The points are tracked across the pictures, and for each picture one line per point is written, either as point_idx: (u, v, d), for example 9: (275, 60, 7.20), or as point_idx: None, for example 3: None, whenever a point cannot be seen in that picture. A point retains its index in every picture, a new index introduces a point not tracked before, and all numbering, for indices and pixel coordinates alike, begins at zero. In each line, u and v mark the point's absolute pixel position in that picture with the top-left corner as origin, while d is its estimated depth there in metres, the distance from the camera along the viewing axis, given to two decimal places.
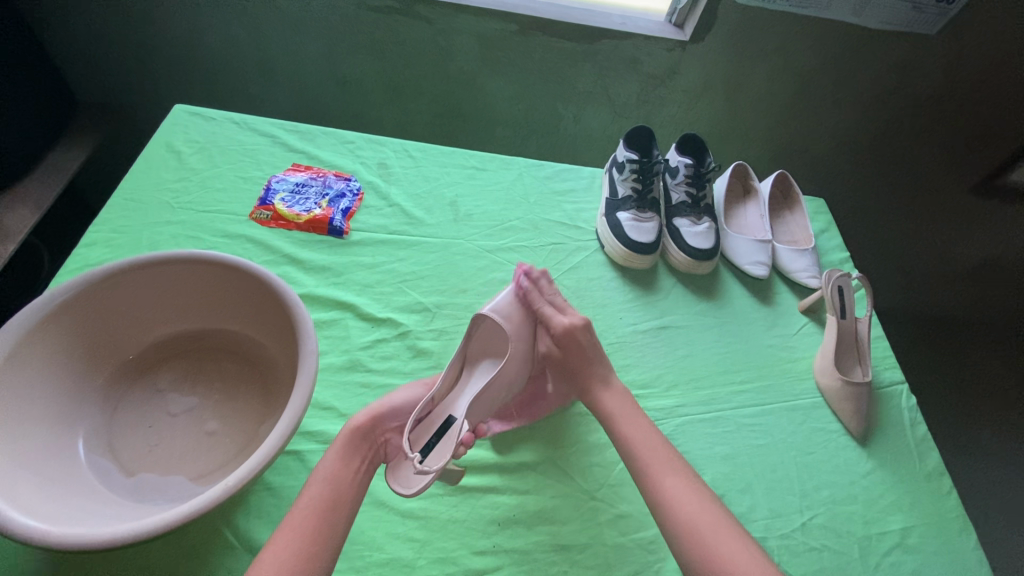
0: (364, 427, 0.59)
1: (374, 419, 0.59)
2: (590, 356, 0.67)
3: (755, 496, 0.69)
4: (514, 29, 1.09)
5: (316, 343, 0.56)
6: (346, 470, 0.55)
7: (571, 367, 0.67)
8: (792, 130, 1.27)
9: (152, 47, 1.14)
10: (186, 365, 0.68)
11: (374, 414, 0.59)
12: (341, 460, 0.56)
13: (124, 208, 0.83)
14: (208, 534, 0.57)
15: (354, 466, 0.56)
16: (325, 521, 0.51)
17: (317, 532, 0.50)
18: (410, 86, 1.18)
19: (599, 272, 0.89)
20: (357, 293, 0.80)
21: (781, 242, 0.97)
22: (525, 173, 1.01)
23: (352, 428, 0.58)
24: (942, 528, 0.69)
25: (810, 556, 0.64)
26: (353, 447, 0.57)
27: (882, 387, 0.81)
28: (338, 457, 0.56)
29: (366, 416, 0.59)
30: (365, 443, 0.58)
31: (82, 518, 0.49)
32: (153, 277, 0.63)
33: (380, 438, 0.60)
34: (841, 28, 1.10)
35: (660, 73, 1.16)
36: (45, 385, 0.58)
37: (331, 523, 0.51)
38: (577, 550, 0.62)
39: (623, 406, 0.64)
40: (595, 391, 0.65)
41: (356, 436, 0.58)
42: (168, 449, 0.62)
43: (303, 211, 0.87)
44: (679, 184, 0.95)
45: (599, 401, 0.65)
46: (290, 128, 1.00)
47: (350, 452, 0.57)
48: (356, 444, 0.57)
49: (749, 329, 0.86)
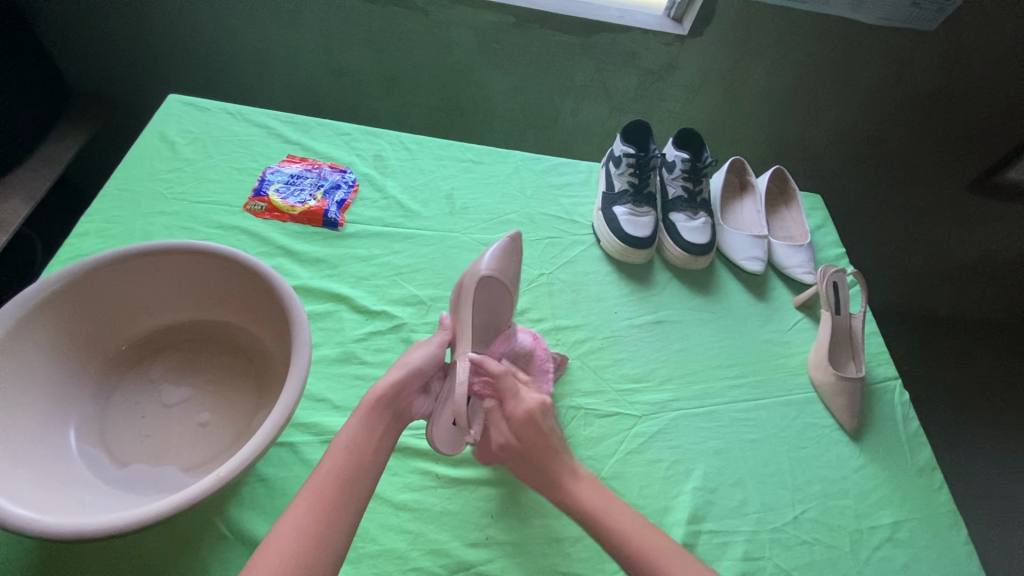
0: (388, 395, 0.57)
1: (398, 386, 0.58)
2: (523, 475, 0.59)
3: (747, 490, 0.69)
4: (511, 21, 1.08)
5: (310, 334, 0.56)
6: (358, 458, 0.53)
7: (535, 470, 0.58)
8: (790, 123, 1.27)
9: (147, 36, 1.13)
10: (179, 357, 0.68)
11: (397, 381, 0.58)
12: (351, 446, 0.53)
13: (117, 198, 0.83)
14: (200, 526, 0.57)
15: (367, 452, 0.54)
16: (331, 513, 0.48)
17: (323, 525, 0.47)
18: (407, 77, 1.18)
19: (595, 266, 0.89)
20: (351, 285, 0.80)
21: (776, 237, 0.96)
22: (522, 166, 1.01)
23: (374, 398, 0.56)
24: (932, 522, 0.69)
25: (800, 550, 0.65)
26: (368, 428, 0.55)
27: (876, 383, 0.81)
28: (345, 444, 0.53)
29: (392, 380, 0.58)
30: (383, 420, 0.56)
31: (72, 508, 0.49)
32: (144, 269, 0.63)
33: (403, 402, 0.58)
34: (840, 23, 1.10)
35: (659, 68, 1.15)
36: (37, 375, 0.57)
37: (339, 514, 0.49)
38: (570, 543, 0.62)
39: (599, 495, 0.57)
40: (567, 485, 0.57)
41: (375, 413, 0.56)
42: (160, 439, 0.61)
43: (298, 202, 0.87)
44: (675, 177, 0.95)
45: (573, 496, 0.57)
46: (285, 119, 0.99)
47: (364, 435, 0.54)
48: (370, 423, 0.55)
49: (745, 323, 0.86)
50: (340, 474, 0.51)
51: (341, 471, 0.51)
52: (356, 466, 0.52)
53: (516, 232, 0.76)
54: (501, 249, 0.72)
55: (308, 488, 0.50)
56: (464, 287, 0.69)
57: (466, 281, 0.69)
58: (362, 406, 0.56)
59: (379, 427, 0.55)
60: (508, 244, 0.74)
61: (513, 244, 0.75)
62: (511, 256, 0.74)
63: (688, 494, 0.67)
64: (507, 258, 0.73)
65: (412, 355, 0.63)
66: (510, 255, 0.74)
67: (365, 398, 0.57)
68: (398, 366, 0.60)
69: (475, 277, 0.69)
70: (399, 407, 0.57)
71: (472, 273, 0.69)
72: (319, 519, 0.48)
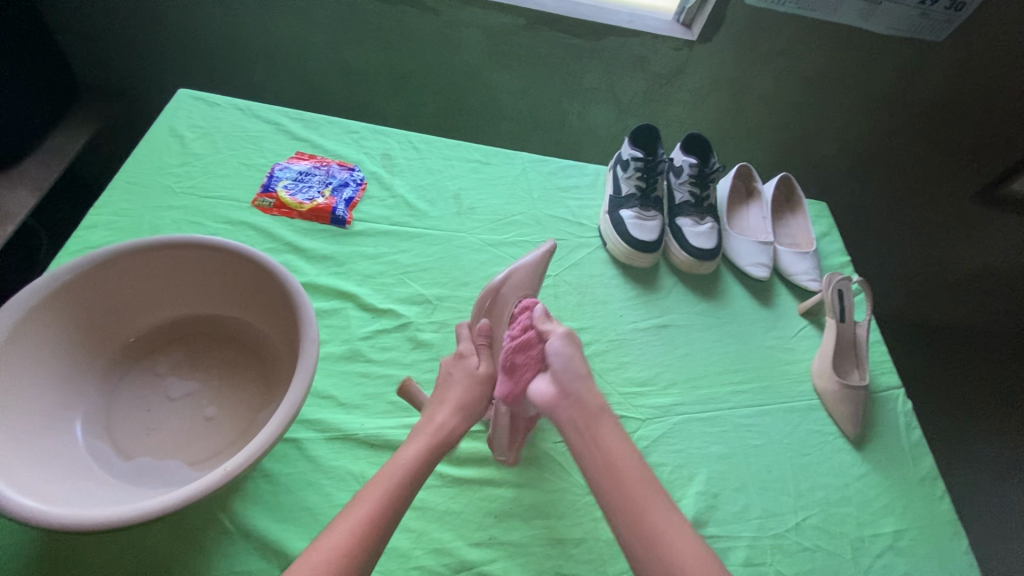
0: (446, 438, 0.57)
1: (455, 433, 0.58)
2: (575, 372, 0.61)
3: (749, 496, 0.69)
4: (522, 23, 1.09)
5: (317, 330, 0.56)
6: (416, 481, 0.53)
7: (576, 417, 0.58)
8: (796, 131, 1.27)
9: (157, 32, 1.13)
10: (186, 350, 0.68)
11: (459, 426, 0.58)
12: (412, 470, 0.53)
13: (126, 191, 0.83)
14: (207, 520, 0.57)
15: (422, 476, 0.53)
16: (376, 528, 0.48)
17: (366, 537, 0.47)
18: (416, 77, 1.18)
19: (601, 269, 0.89)
20: (358, 283, 0.80)
21: (782, 244, 0.97)
22: (530, 168, 1.01)
23: (434, 438, 0.56)
24: (934, 531, 0.69)
25: (802, 556, 0.65)
26: (430, 454, 0.55)
27: (880, 392, 0.82)
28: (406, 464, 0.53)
29: (456, 420, 0.58)
30: (445, 450, 0.56)
31: (75, 499, 0.49)
32: (153, 263, 0.63)
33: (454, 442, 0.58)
34: (849, 33, 1.11)
35: (666, 73, 1.16)
36: (44, 368, 0.57)
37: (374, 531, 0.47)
38: (572, 545, 0.62)
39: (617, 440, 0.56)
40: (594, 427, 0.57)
41: (442, 441, 0.56)
42: (166, 433, 0.61)
43: (306, 199, 0.87)
44: (682, 183, 0.95)
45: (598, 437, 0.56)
46: (294, 115, 1.00)
47: (425, 459, 0.54)
48: (427, 456, 0.55)
49: (750, 329, 0.86)
50: (392, 490, 0.50)
51: (393, 489, 0.50)
52: (410, 485, 0.52)
53: (551, 241, 0.82)
54: (534, 268, 0.77)
55: (358, 501, 0.49)
56: (503, 298, 0.74)
57: (505, 293, 0.74)
58: (424, 439, 0.56)
59: (439, 455, 0.56)
60: (545, 259, 0.79)
61: (542, 256, 0.78)
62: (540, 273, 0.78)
63: (691, 498, 0.68)
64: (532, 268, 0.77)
65: (463, 388, 0.62)
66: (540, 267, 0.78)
67: (425, 427, 0.57)
68: (455, 405, 0.60)
69: (516, 291, 0.74)
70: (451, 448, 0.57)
71: (513, 288, 0.74)
72: (364, 527, 0.47)
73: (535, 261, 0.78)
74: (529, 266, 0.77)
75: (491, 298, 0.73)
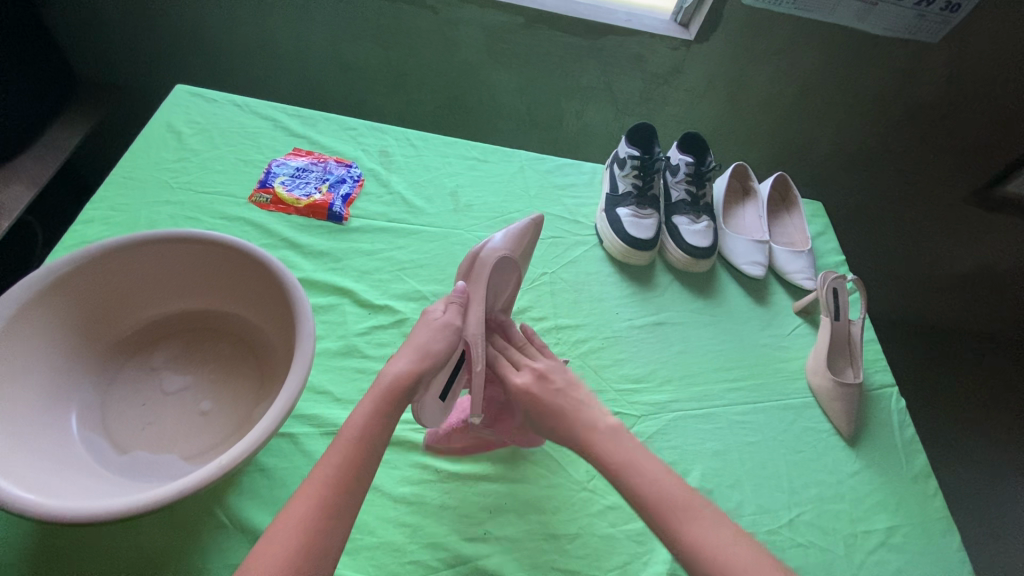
0: (398, 385, 0.55)
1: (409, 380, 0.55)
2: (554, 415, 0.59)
3: (744, 491, 0.69)
4: (520, 22, 1.09)
5: (315, 326, 0.56)
6: (372, 445, 0.51)
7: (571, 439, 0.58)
8: (792, 131, 1.28)
9: (154, 28, 1.13)
10: (183, 344, 0.68)
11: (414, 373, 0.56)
12: (366, 436, 0.51)
13: (122, 187, 0.83)
14: (201, 514, 0.57)
15: (381, 434, 0.52)
16: (342, 495, 0.47)
17: (327, 506, 0.46)
18: (414, 75, 1.18)
19: (598, 266, 0.90)
20: (355, 279, 0.80)
21: (778, 243, 0.97)
22: (527, 166, 1.01)
23: (388, 386, 0.54)
24: (927, 528, 0.70)
25: (795, 552, 0.65)
26: (386, 408, 0.53)
27: (873, 389, 0.82)
28: (363, 421, 0.52)
29: (410, 366, 0.56)
30: (400, 399, 0.54)
31: (70, 492, 0.49)
32: (148, 258, 0.63)
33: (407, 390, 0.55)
34: (845, 35, 1.11)
35: (664, 72, 1.16)
36: (40, 361, 0.57)
37: (341, 507, 0.47)
38: (566, 540, 0.62)
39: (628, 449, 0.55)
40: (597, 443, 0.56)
41: (396, 389, 0.54)
42: (162, 427, 0.61)
43: (303, 195, 0.87)
44: (679, 181, 0.95)
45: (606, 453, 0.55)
46: (292, 112, 1.00)
47: (378, 414, 0.53)
48: (381, 411, 0.53)
49: (745, 327, 0.86)
50: (352, 456, 0.50)
51: (354, 456, 0.50)
52: (369, 449, 0.51)
53: (539, 215, 0.80)
54: (518, 235, 0.75)
55: (316, 471, 0.48)
56: (482, 260, 0.70)
57: (484, 256, 0.71)
58: (378, 389, 0.54)
59: (395, 406, 0.54)
60: (530, 230, 0.77)
61: (529, 226, 0.77)
62: (526, 240, 0.76)
63: None
64: (521, 238, 0.75)
65: (425, 335, 0.59)
66: (525, 236, 0.76)
67: (381, 379, 0.55)
68: (413, 351, 0.57)
69: (495, 253, 0.71)
70: (406, 394, 0.55)
71: (492, 250, 0.71)
72: (325, 502, 0.46)
73: (515, 229, 0.75)
74: (509, 235, 0.74)
75: (471, 262, 0.71)
